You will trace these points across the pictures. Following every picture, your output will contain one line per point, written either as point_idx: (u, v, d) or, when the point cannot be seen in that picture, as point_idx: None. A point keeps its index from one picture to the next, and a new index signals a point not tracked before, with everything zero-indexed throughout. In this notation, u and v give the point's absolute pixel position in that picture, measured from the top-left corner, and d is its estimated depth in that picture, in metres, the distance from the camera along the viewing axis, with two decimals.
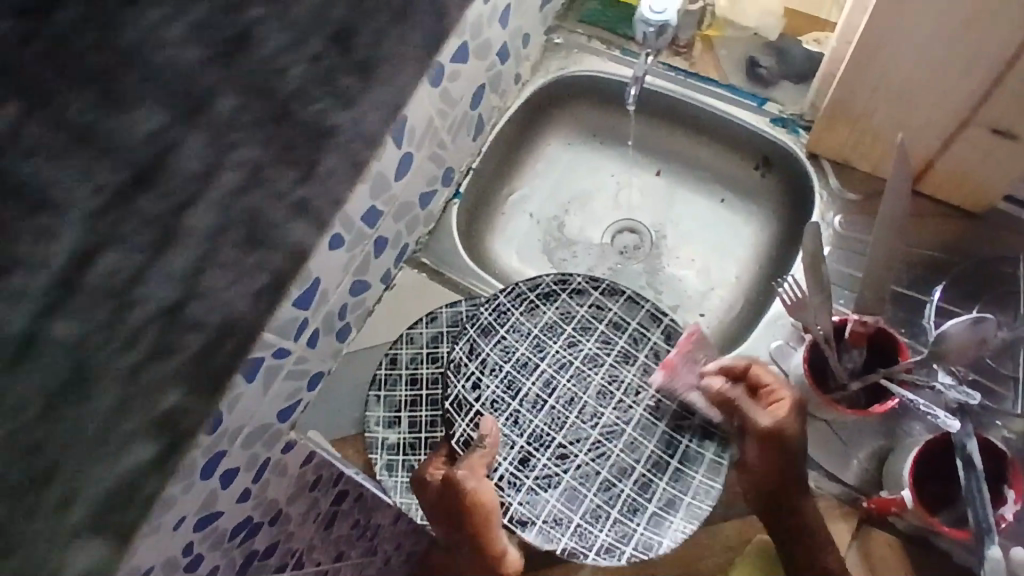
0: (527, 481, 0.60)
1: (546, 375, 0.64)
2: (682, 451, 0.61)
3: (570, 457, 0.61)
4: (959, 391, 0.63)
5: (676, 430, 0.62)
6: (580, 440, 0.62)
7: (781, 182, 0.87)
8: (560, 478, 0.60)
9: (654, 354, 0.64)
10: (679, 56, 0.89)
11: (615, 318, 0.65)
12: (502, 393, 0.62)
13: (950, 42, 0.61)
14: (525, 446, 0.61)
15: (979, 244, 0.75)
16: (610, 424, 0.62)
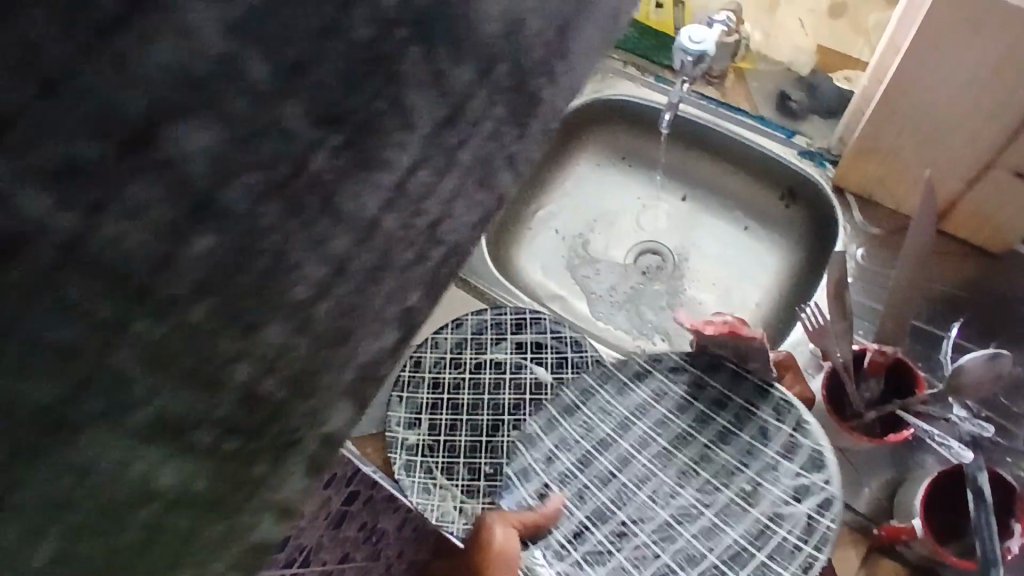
0: (573, 555, 0.50)
1: (621, 450, 0.54)
2: (772, 544, 0.48)
3: (630, 536, 0.50)
4: (973, 424, 0.63)
5: (772, 519, 0.48)
6: (647, 520, 0.50)
7: (805, 213, 0.89)
8: (612, 557, 0.49)
9: (760, 433, 0.52)
10: (711, 86, 0.92)
11: (714, 395, 0.55)
12: (570, 466, 0.54)
13: (981, 85, 0.63)
14: (582, 520, 0.51)
15: (998, 285, 0.77)
16: (687, 506, 0.50)
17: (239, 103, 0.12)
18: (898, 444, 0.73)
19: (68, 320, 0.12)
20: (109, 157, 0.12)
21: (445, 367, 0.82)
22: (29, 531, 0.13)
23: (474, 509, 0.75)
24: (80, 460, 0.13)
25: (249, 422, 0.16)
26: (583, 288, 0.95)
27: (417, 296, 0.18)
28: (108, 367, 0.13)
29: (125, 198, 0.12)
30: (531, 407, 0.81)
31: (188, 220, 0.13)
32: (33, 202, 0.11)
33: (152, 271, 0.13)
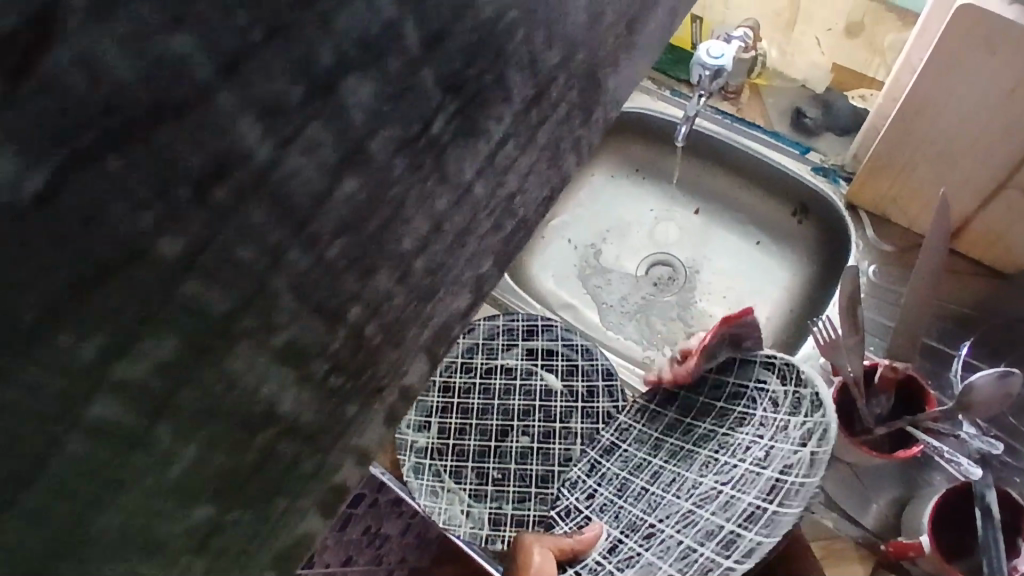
0: (608, 566, 0.45)
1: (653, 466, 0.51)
2: (781, 491, 0.44)
3: (657, 533, 0.46)
4: (982, 441, 0.65)
5: (783, 472, 0.45)
6: (671, 514, 0.46)
7: (817, 229, 0.90)
8: (643, 556, 0.44)
9: (771, 403, 0.49)
10: (727, 101, 0.93)
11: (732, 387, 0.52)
12: (611, 498, 0.51)
13: (995, 107, 0.64)
14: (615, 534, 0.47)
15: (1010, 306, 0.77)
16: (707, 489, 0.46)
17: (404, 63, 0.14)
18: (907, 462, 0.73)
19: (249, 236, 0.13)
20: (301, 99, 0.13)
21: (456, 371, 0.83)
22: (184, 428, 0.14)
23: (480, 512, 0.76)
24: (234, 367, 0.14)
25: (355, 358, 0.17)
26: (594, 298, 0.95)
27: (489, 264, 0.19)
28: (270, 284, 0.14)
29: (305, 136, 0.13)
30: (540, 413, 0.81)
31: (339, 165, 0.14)
32: (244, 127, 0.13)
33: (312, 205, 0.14)
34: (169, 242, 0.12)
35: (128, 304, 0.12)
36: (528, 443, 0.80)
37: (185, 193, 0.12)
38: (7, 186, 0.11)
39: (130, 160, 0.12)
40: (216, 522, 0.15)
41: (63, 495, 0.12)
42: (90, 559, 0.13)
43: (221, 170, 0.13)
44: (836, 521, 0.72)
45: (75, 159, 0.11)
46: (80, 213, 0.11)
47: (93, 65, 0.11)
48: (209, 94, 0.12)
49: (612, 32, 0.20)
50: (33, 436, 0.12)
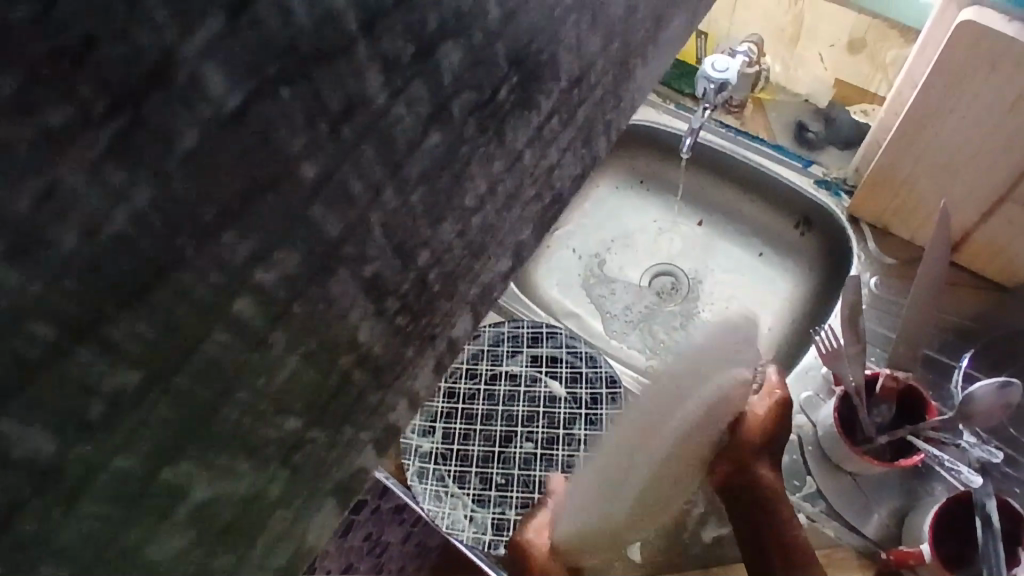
0: None
1: None
2: None
3: None
4: (982, 450, 0.66)
5: None
6: None
7: (819, 242, 0.91)
8: None
9: None
10: (730, 115, 0.95)
11: None
12: None
13: (998, 120, 0.65)
14: None
15: (1011, 319, 0.78)
16: None
17: (481, 33, 0.15)
18: (907, 472, 0.74)
19: (365, 169, 0.14)
20: (410, 57, 0.14)
21: (461, 377, 0.84)
22: (293, 340, 0.15)
23: (484, 518, 0.76)
24: (331, 295, 0.15)
25: (419, 299, 0.17)
26: (597, 306, 0.96)
27: (528, 232, 0.20)
28: (366, 224, 0.15)
29: (409, 89, 0.14)
30: (543, 420, 0.82)
31: (431, 116, 0.15)
32: (368, 76, 0.13)
33: (407, 150, 0.15)
34: (311, 168, 0.13)
35: (275, 217, 0.13)
36: (531, 449, 0.80)
37: (325, 128, 0.13)
38: (210, 101, 0.11)
39: (299, 93, 0.12)
40: (300, 436, 0.16)
41: (195, 389, 0.13)
42: (209, 449, 0.14)
43: (349, 112, 0.13)
44: (837, 531, 0.73)
45: (258, 90, 0.12)
46: (257, 134, 0.12)
47: (278, 5, 0.11)
48: (351, 45, 0.13)
49: (644, 24, 0.20)
50: (190, 324, 0.13)
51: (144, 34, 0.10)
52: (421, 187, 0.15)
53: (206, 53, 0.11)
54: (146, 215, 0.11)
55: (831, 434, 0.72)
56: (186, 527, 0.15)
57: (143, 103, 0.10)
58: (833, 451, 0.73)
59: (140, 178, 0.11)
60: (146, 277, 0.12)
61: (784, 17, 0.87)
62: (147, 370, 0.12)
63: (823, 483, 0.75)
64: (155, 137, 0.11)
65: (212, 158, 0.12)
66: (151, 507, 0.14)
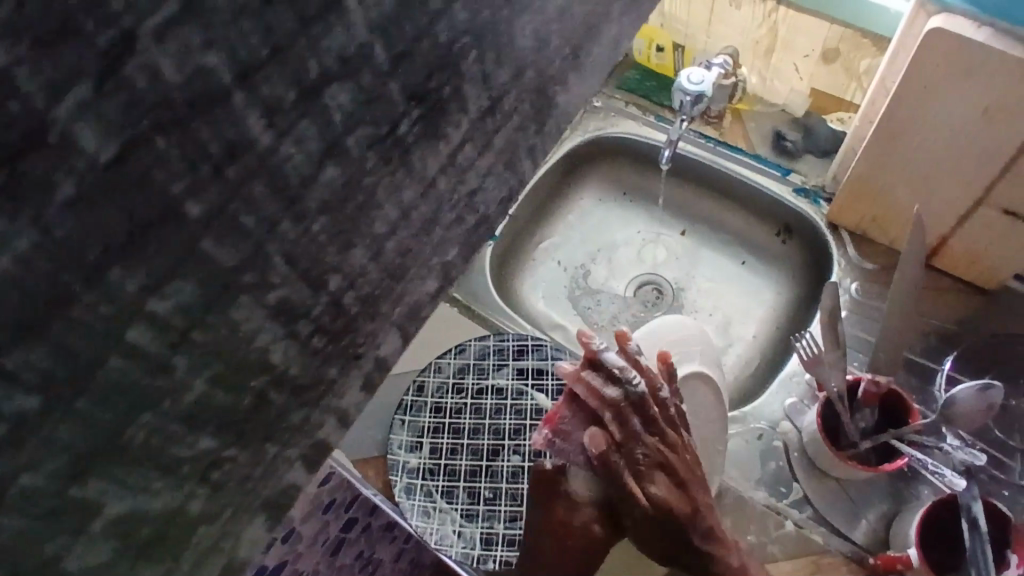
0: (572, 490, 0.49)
1: None
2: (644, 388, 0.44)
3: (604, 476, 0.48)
4: (965, 452, 0.66)
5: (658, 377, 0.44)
6: None
7: (800, 250, 0.92)
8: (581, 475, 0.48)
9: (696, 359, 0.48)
10: (710, 126, 0.96)
11: None
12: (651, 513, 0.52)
13: (969, 127, 0.66)
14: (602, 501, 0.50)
15: (990, 323, 0.79)
16: None
17: (371, 78, 0.15)
18: (894, 476, 0.74)
19: (251, 206, 0.13)
20: (293, 101, 0.13)
21: (447, 392, 0.84)
22: (196, 362, 0.14)
23: (473, 532, 0.76)
24: (239, 320, 0.14)
25: (335, 325, 0.17)
26: (584, 318, 0.97)
27: (455, 252, 0.19)
28: (264, 256, 0.14)
29: (296, 130, 0.13)
30: (531, 432, 0.82)
31: (326, 154, 0.14)
32: (249, 121, 0.13)
33: (301, 185, 0.14)
34: (195, 207, 0.12)
35: (163, 256, 0.12)
36: (519, 462, 0.80)
37: (207, 171, 0.12)
38: (86, 154, 0.11)
39: (177, 142, 0.12)
40: (216, 456, 0.15)
41: (97, 414, 0.12)
42: (133, 470, 0.13)
43: (232, 155, 0.13)
44: (824, 537, 0.73)
45: (135, 139, 0.11)
46: (144, 182, 0.11)
47: (145, 66, 0.11)
48: (226, 95, 0.12)
49: (560, 55, 0.20)
50: (88, 349, 0.12)
51: (13, 100, 0.10)
52: (325, 220, 0.15)
53: (80, 112, 0.10)
54: (32, 258, 0.11)
55: (816, 440, 0.73)
56: (106, 544, 0.13)
57: (23, 158, 0.10)
58: (818, 457, 0.74)
59: (22, 221, 0.10)
60: (34, 318, 0.11)
61: (758, 30, 0.88)
62: (49, 395, 0.12)
63: (810, 489, 0.75)
64: (34, 189, 0.10)
65: (101, 196, 0.11)
66: (66, 526, 0.13)
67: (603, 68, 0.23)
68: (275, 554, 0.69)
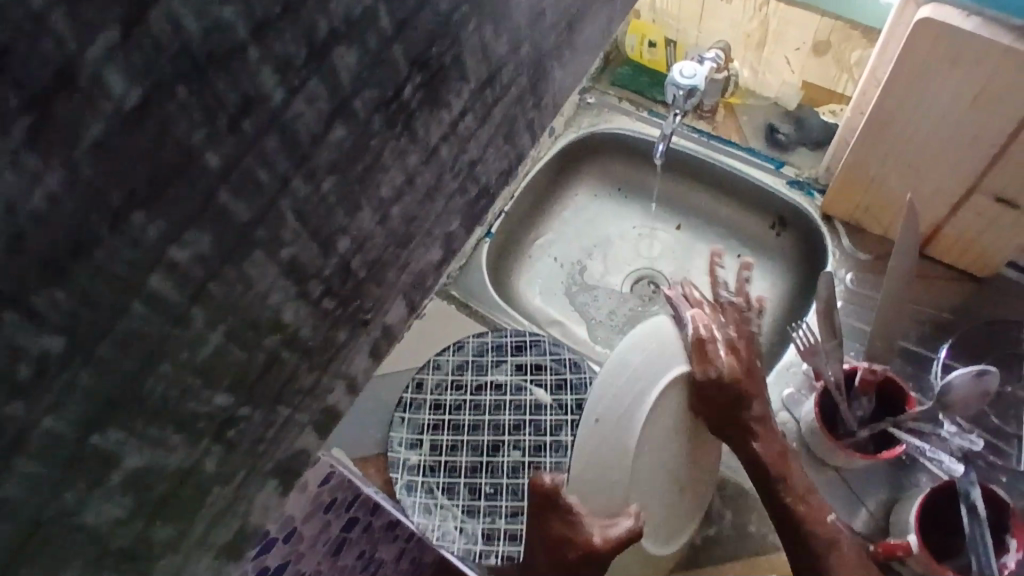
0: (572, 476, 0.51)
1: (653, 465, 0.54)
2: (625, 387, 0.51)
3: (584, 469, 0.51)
4: (962, 438, 0.66)
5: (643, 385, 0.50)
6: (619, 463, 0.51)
7: (794, 241, 0.93)
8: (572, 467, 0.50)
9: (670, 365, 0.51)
10: (702, 120, 0.97)
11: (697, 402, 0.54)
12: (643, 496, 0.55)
13: (960, 114, 0.66)
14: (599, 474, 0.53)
15: (985, 310, 0.80)
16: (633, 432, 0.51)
17: (377, 39, 0.14)
18: (892, 463, 0.75)
19: (267, 160, 0.14)
20: (303, 59, 0.13)
21: (446, 389, 0.84)
22: (214, 315, 0.14)
23: (474, 528, 0.76)
24: (249, 274, 0.15)
25: (344, 286, 0.17)
26: (581, 314, 0.97)
27: (458, 225, 0.20)
28: (275, 211, 0.14)
29: (307, 86, 0.13)
30: (531, 427, 0.82)
31: (334, 112, 0.14)
32: (264, 75, 0.13)
33: (311, 143, 0.14)
34: (214, 157, 0.13)
35: (187, 203, 0.13)
36: (520, 457, 0.81)
37: (224, 123, 0.13)
38: (111, 99, 0.11)
39: (196, 93, 0.12)
40: (231, 413, 0.16)
41: (120, 360, 0.13)
42: (141, 423, 0.14)
43: (246, 109, 0.13)
44: (824, 525, 0.73)
45: (157, 89, 0.11)
46: (162, 132, 0.12)
47: (168, 13, 0.11)
48: (241, 50, 0.12)
49: (555, 24, 0.20)
50: (113, 294, 0.12)
51: (37, 37, 0.10)
52: (333, 180, 0.15)
53: (106, 60, 0.10)
54: (63, 200, 0.11)
55: (814, 428, 0.73)
56: (120, 501, 0.15)
57: (51, 102, 0.10)
58: (816, 446, 0.74)
59: (51, 164, 0.11)
60: (60, 257, 0.11)
61: (750, 23, 0.88)
62: (77, 337, 0.12)
63: (809, 478, 0.76)
64: (61, 136, 0.10)
65: (122, 146, 0.11)
66: (84, 477, 0.14)
67: (595, 46, 0.23)
68: (276, 554, 0.69)
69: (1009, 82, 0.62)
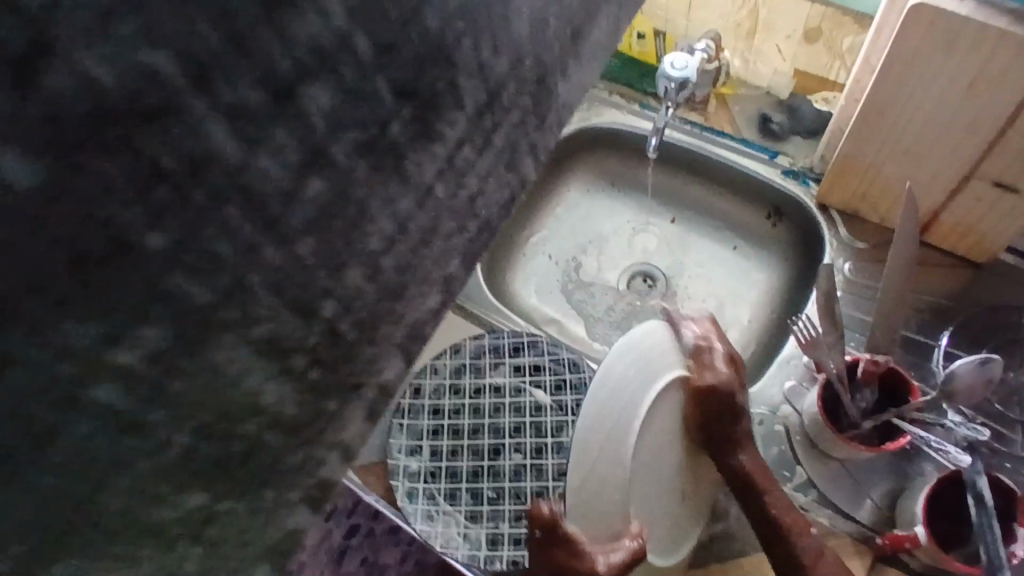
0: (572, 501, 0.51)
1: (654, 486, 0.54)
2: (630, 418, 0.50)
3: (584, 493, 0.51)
4: (969, 428, 0.65)
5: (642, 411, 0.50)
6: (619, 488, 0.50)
7: (792, 231, 0.92)
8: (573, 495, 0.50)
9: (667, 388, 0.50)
10: (695, 111, 0.96)
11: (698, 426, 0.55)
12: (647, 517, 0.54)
13: (957, 101, 0.65)
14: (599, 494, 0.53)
15: (986, 296, 0.79)
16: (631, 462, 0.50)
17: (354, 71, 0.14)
18: (896, 454, 0.74)
19: (223, 231, 0.13)
20: (267, 104, 0.13)
21: (444, 394, 0.83)
22: (178, 417, 0.15)
23: (478, 534, 0.75)
24: (219, 359, 0.15)
25: (332, 354, 0.17)
26: (580, 311, 0.97)
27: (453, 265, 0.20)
28: (245, 285, 0.14)
29: (273, 138, 0.13)
30: (531, 429, 0.81)
31: (305, 163, 0.14)
32: (212, 130, 0.12)
33: (282, 203, 0.14)
34: (157, 238, 0.12)
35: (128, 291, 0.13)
36: (521, 460, 0.80)
37: (162, 193, 0.12)
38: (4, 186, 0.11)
39: (118, 163, 0.12)
40: (211, 509, 0.17)
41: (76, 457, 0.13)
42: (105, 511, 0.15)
43: (195, 173, 0.13)
44: (831, 519, 0.73)
45: (68, 163, 0.11)
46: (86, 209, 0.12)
47: (69, 69, 0.11)
48: (177, 102, 0.12)
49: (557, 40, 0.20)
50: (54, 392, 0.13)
51: None
52: (309, 242, 0.15)
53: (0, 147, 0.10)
54: None
55: (817, 421, 0.72)
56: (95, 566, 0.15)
57: None
58: (820, 439, 0.73)
59: None
60: None
61: (739, 13, 0.87)
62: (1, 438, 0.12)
63: (813, 471, 0.75)
64: None
65: (32, 239, 0.11)
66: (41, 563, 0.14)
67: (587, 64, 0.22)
68: None
69: (1004, 68, 0.61)
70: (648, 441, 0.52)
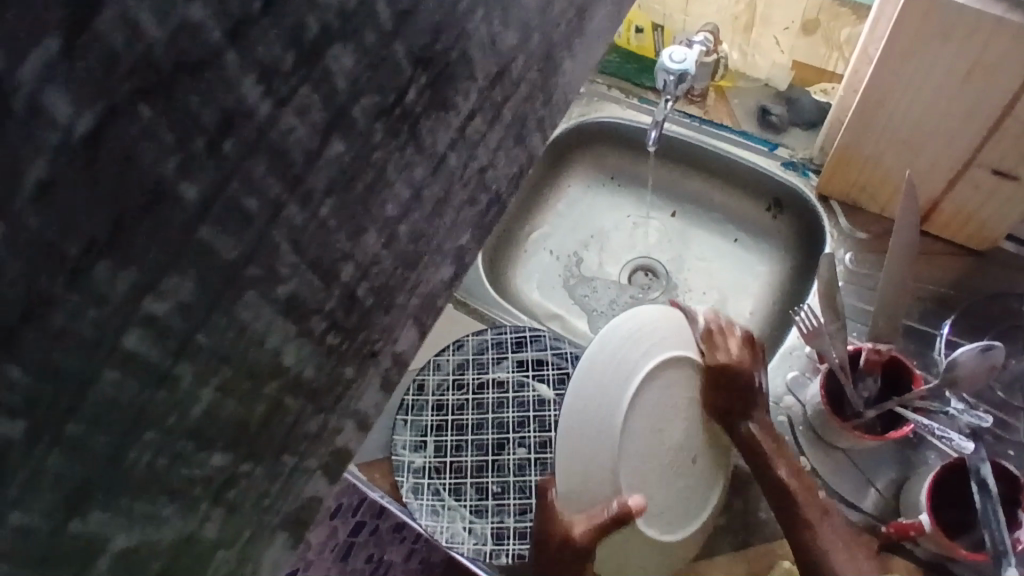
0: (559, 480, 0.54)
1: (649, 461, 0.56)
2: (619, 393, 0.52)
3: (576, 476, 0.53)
4: (972, 415, 0.64)
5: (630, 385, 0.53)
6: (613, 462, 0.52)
7: (792, 223, 0.92)
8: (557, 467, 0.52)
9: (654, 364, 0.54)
10: (694, 105, 0.96)
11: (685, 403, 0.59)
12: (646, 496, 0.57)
13: (954, 89, 0.66)
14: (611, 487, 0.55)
15: (987, 284, 0.79)
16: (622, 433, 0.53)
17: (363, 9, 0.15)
18: (900, 443, 0.74)
19: (254, 187, 0.17)
20: (292, 63, 0.16)
21: (448, 390, 0.83)
22: (200, 376, 0.17)
23: (483, 528, 0.76)
24: (237, 319, 0.18)
25: (347, 319, 0.22)
26: (582, 306, 0.97)
27: None
28: (270, 237, 0.18)
29: (299, 97, 0.17)
30: (535, 424, 0.81)
31: (329, 126, 0.18)
32: (245, 85, 0.16)
33: (307, 161, 0.18)
34: (190, 189, 0.15)
35: (157, 238, 0.15)
36: (526, 454, 0.80)
37: (201, 144, 0.15)
38: (61, 126, 0.13)
39: (163, 112, 0.14)
40: (228, 470, 0.20)
41: (111, 393, 0.15)
42: (134, 441, 0.17)
43: (227, 126, 0.16)
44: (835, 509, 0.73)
45: (111, 111, 0.14)
46: (131, 157, 0.14)
47: (124, 19, 0.13)
48: (219, 54, 0.15)
49: None
50: (93, 330, 0.15)
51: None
52: (331, 201, 0.19)
53: (47, 82, 0.13)
54: (13, 240, 0.13)
55: (820, 411, 0.73)
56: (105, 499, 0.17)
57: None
58: (823, 429, 0.74)
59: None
60: (34, 292, 0.14)
61: (737, 6, 0.87)
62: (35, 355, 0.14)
63: (817, 461, 0.75)
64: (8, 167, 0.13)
65: (74, 179, 0.13)
66: (70, 502, 0.16)
67: None
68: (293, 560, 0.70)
69: (1000, 54, 0.61)
70: (636, 416, 0.54)
